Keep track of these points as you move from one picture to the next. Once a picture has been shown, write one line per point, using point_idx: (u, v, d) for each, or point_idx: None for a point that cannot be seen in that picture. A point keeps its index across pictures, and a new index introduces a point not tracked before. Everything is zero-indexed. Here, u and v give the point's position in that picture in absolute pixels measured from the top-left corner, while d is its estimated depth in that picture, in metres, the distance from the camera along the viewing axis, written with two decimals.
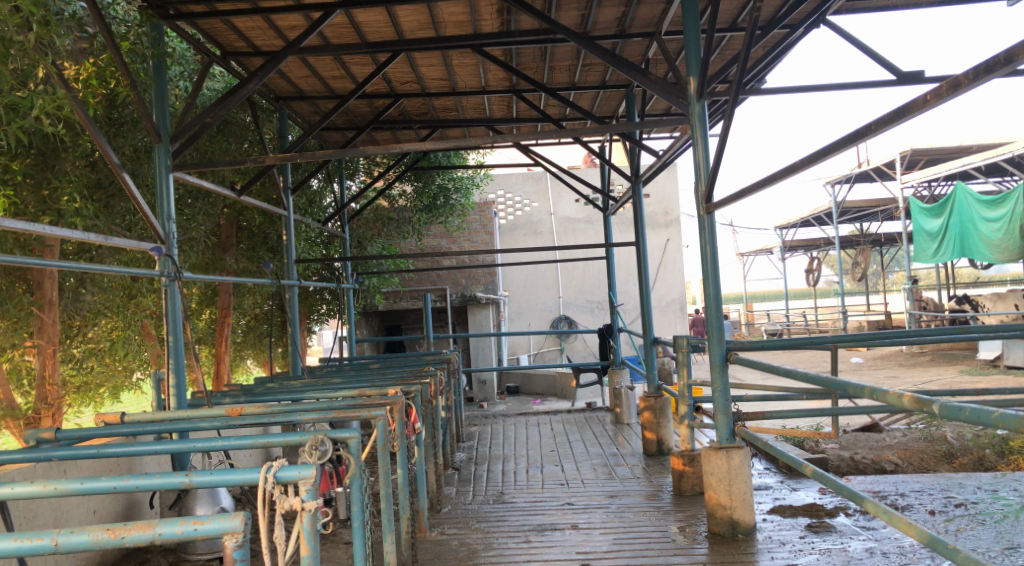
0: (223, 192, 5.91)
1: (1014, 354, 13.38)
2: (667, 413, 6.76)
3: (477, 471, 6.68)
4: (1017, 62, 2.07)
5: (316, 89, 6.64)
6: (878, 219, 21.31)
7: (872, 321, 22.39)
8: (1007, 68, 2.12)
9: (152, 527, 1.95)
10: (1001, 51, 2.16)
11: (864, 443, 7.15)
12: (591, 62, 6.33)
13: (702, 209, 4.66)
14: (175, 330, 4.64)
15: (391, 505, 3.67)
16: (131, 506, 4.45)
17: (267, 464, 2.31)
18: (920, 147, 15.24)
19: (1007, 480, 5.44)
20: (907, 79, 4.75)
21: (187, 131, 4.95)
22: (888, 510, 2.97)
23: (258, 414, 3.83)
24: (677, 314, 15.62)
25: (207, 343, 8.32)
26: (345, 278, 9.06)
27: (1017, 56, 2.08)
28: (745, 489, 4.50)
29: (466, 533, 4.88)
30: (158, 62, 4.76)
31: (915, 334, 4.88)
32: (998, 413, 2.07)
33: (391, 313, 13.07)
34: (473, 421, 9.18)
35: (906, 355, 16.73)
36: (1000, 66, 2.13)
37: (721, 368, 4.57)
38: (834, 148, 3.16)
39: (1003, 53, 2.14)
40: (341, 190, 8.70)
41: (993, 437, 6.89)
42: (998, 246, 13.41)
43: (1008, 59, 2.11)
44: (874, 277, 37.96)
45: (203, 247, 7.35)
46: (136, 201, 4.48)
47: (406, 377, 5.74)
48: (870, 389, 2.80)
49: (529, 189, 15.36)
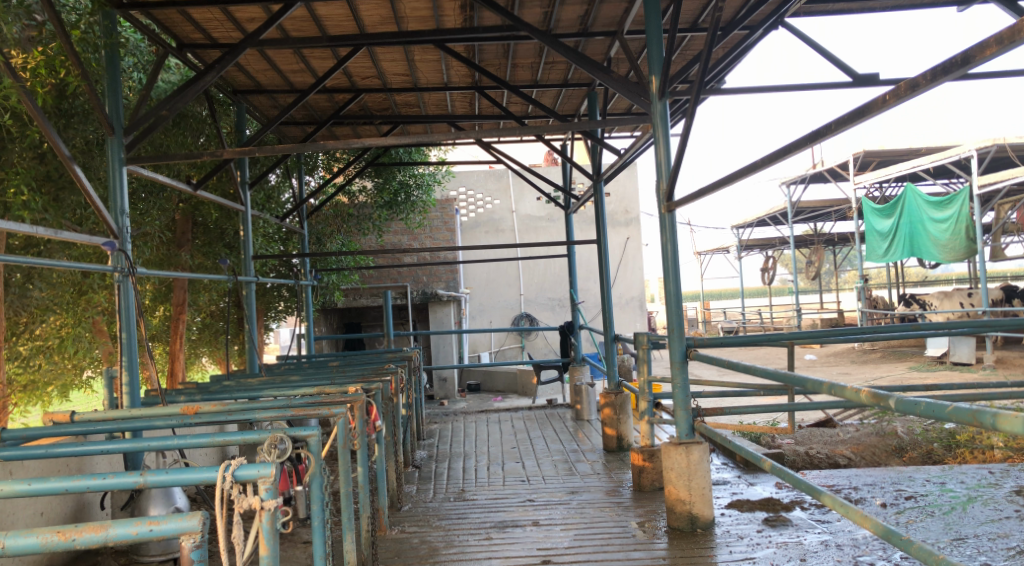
0: (178, 186, 5.78)
1: (960, 351, 13.80)
2: (627, 409, 6.80)
3: (438, 468, 6.65)
4: (974, 63, 2.12)
5: (275, 82, 6.53)
6: (832, 219, 21.75)
7: (824, 319, 22.85)
8: (963, 69, 2.17)
9: (105, 528, 1.89)
10: (959, 52, 2.20)
11: (818, 438, 7.29)
12: (554, 60, 6.34)
13: (663, 208, 4.68)
14: (128, 327, 4.52)
15: (351, 504, 3.62)
16: (81, 507, 4.32)
17: (225, 463, 2.26)
18: (873, 150, 15.58)
19: (954, 473, 5.60)
20: (862, 82, 4.84)
21: (142, 124, 4.82)
22: (844, 503, 3.03)
23: (215, 413, 3.76)
24: (636, 311, 15.77)
25: (161, 340, 8.15)
26: (304, 275, 8.94)
27: (975, 57, 2.13)
28: (704, 484, 4.54)
29: (426, 531, 4.86)
30: (111, 52, 4.62)
31: (869, 331, 4.99)
32: (952, 407, 2.12)
33: (350, 310, 12.96)
34: (434, 419, 9.14)
35: (858, 352, 17.13)
36: (958, 66, 2.18)
37: (681, 365, 4.61)
38: (792, 148, 3.20)
39: (961, 55, 2.19)
40: (300, 185, 8.59)
41: (941, 432, 7.09)
42: (945, 246, 13.84)
43: (966, 61, 2.16)
44: (827, 275, 38.79)
45: (158, 243, 7.19)
46: (87, 193, 4.35)
47: (367, 375, 5.69)
48: (828, 384, 2.85)
49: (490, 186, 15.36)
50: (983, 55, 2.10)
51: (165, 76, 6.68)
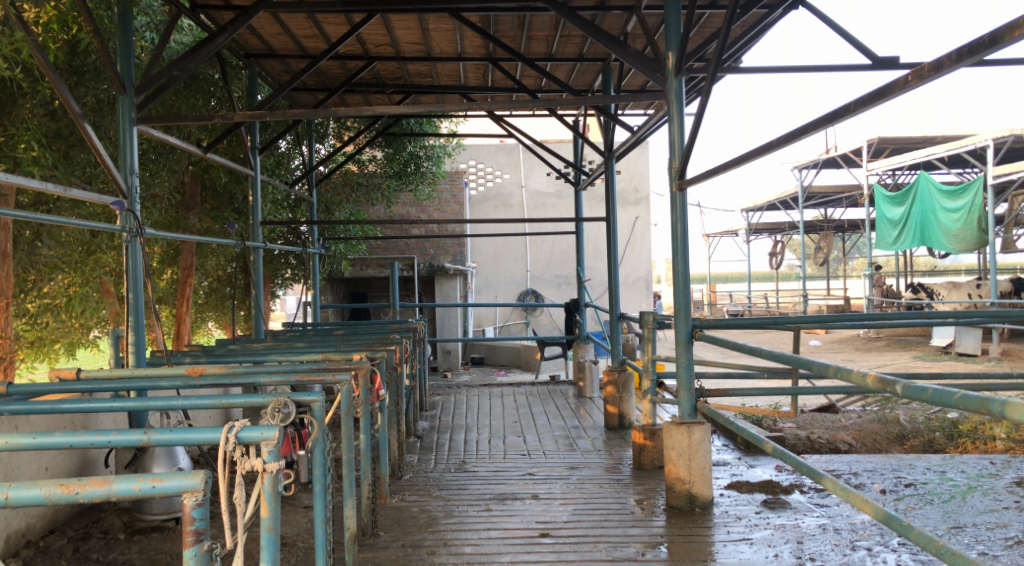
0: (189, 148, 5.74)
1: (966, 342, 13.75)
2: (630, 388, 6.81)
3: (439, 439, 6.68)
4: (1001, 44, 2.08)
5: (287, 47, 6.49)
6: (843, 205, 21.60)
7: (830, 305, 22.78)
8: (989, 50, 2.12)
9: (108, 483, 1.89)
10: (986, 32, 2.16)
11: (820, 423, 7.29)
12: (569, 33, 6.28)
13: (675, 186, 4.64)
14: (135, 287, 4.51)
15: (352, 471, 3.63)
16: (84, 464, 4.36)
17: (228, 424, 2.26)
18: (888, 136, 15.42)
19: (955, 462, 5.60)
20: (881, 65, 4.77)
21: (153, 84, 4.78)
22: (845, 487, 3.02)
23: (220, 375, 3.78)
24: (642, 290, 15.74)
25: (168, 302, 8.17)
26: (311, 243, 8.94)
27: (1003, 38, 2.08)
28: (704, 464, 4.55)
29: (426, 501, 4.89)
30: (124, 10, 4.56)
31: (876, 317, 4.96)
32: (960, 394, 2.10)
33: (357, 280, 12.98)
34: (437, 391, 9.17)
35: (863, 339, 17.10)
36: (984, 47, 2.13)
37: (686, 345, 4.60)
38: (808, 128, 3.15)
39: (987, 36, 2.14)
40: (310, 152, 8.56)
41: (943, 421, 7.08)
42: (957, 236, 13.74)
43: (992, 41, 2.11)
44: (835, 262, 38.66)
45: (166, 205, 7.18)
46: (97, 151, 4.33)
47: (372, 344, 5.71)
48: (834, 367, 2.84)
49: (500, 160, 15.29)
50: (1012, 35, 2.05)
51: (178, 38, 6.63)
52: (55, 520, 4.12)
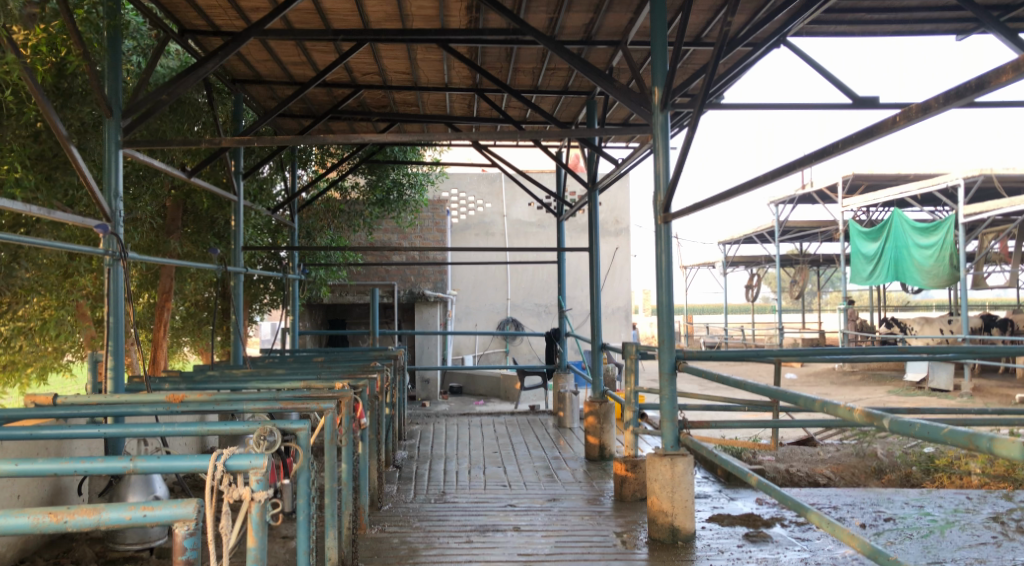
0: (173, 173, 5.71)
1: (939, 377, 13.93)
2: (611, 418, 6.80)
3: (418, 469, 6.63)
4: (989, 88, 2.14)
5: (274, 74, 6.50)
6: (818, 240, 21.92)
7: (806, 338, 23.00)
8: (977, 94, 2.18)
9: (98, 511, 1.85)
10: (973, 76, 2.22)
11: (799, 456, 7.33)
12: (555, 66, 6.36)
13: (660, 218, 4.69)
14: (116, 312, 4.45)
15: (335, 500, 3.57)
16: (57, 491, 4.26)
17: (216, 452, 2.23)
18: (862, 174, 15.72)
19: (932, 496, 5.65)
20: (862, 104, 4.88)
21: (140, 108, 4.76)
22: (832, 522, 3.03)
23: (202, 402, 3.73)
24: (621, 321, 15.80)
25: (146, 326, 8.05)
26: (292, 269, 8.89)
27: (991, 82, 2.14)
28: (687, 496, 4.54)
29: (406, 532, 4.83)
30: (113, 33, 4.54)
31: (855, 351, 5.02)
32: (947, 429, 2.12)
33: (335, 307, 12.90)
34: (416, 420, 9.10)
35: (838, 373, 17.26)
36: (972, 91, 2.19)
37: (669, 376, 4.61)
38: (794, 165, 3.20)
39: (975, 80, 2.20)
40: (293, 178, 8.55)
41: (919, 455, 7.15)
42: (929, 272, 13.96)
43: (980, 85, 2.17)
44: (809, 296, 39.07)
45: (147, 228, 7.12)
46: (82, 174, 4.30)
47: (353, 372, 5.66)
48: (821, 401, 2.85)
49: (482, 189, 15.36)
50: (999, 80, 2.11)
51: (164, 62, 6.63)
52: (24, 550, 4.02)
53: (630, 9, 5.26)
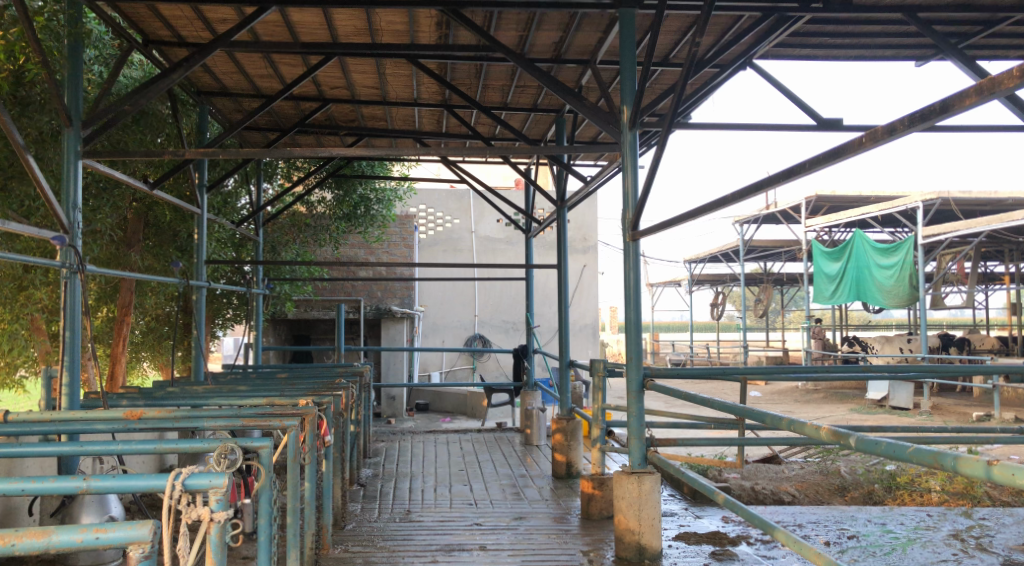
0: (135, 184, 5.59)
1: (899, 395, 14.18)
2: (578, 436, 6.78)
3: (383, 487, 6.53)
4: (954, 111, 2.17)
5: (240, 86, 6.43)
6: (782, 259, 22.23)
7: (770, 356, 23.27)
8: (941, 117, 2.21)
9: (48, 534, 1.74)
10: (937, 100, 2.25)
11: (764, 474, 7.37)
12: (525, 84, 6.38)
13: (628, 237, 4.70)
14: (73, 326, 4.33)
15: (297, 520, 3.48)
16: (6, 513, 4.08)
17: (175, 471, 2.14)
18: (825, 194, 16.00)
19: (895, 514, 5.71)
20: (826, 126, 4.96)
21: (101, 118, 4.67)
22: (799, 540, 3.02)
23: (161, 419, 3.66)
24: (588, 338, 15.82)
25: (103, 341, 7.87)
26: (256, 283, 8.75)
27: (955, 106, 2.17)
28: (654, 515, 4.53)
29: (370, 552, 4.74)
30: (74, 42, 4.45)
31: (819, 369, 5.06)
32: (913, 448, 2.13)
33: (300, 322, 12.74)
34: (381, 437, 8.98)
35: (801, 391, 17.46)
36: (936, 114, 2.22)
37: (637, 394, 4.60)
38: (760, 185, 3.22)
39: (939, 103, 2.24)
40: (258, 192, 8.43)
41: (881, 473, 7.24)
42: (890, 292, 14.21)
43: (945, 108, 2.20)
44: (773, 314, 39.57)
45: (106, 242, 6.98)
46: (39, 184, 4.19)
47: (318, 389, 5.57)
48: (787, 419, 2.86)
49: (450, 205, 15.32)
50: (963, 104, 2.15)
51: (127, 72, 6.52)
52: None
53: (599, 29, 5.30)
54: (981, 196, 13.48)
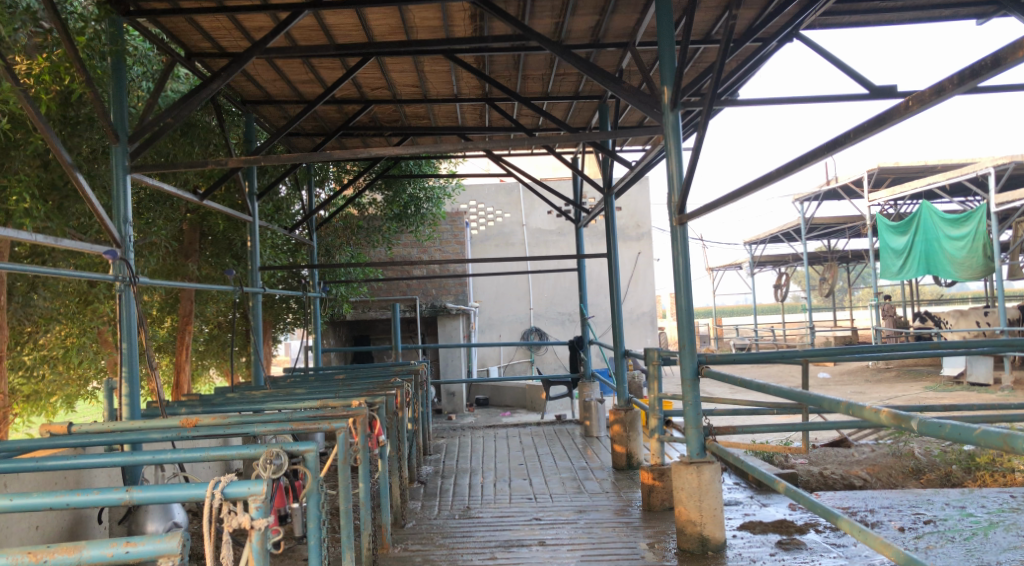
0: (186, 196, 5.70)
1: (977, 371, 13.58)
2: (637, 427, 6.66)
3: (443, 484, 6.54)
4: (1007, 64, 2.01)
5: (284, 93, 6.51)
6: (846, 236, 21.53)
7: (838, 336, 22.61)
8: (995, 71, 2.06)
9: (79, 549, 1.85)
10: (988, 54, 2.10)
11: (833, 458, 7.13)
12: (565, 72, 6.28)
13: (674, 220, 4.56)
14: (129, 337, 4.42)
15: (351, 521, 3.48)
16: (77, 522, 4.21)
17: (214, 479, 2.16)
18: (888, 166, 15.39)
19: (974, 496, 5.44)
20: (879, 94, 4.73)
21: (147, 132, 4.78)
22: (863, 529, 2.86)
23: (214, 426, 3.68)
24: (647, 326, 15.61)
25: (168, 351, 8.09)
26: (312, 287, 8.89)
27: (1006, 59, 2.02)
28: (716, 505, 4.40)
29: (430, 550, 4.75)
30: (117, 59, 4.56)
31: (885, 348, 4.84)
32: (980, 430, 1.98)
33: (359, 323, 12.91)
34: (441, 434, 9.02)
35: (872, 371, 16.90)
36: (987, 69, 2.07)
37: (692, 382, 4.47)
38: (807, 158, 3.06)
39: (989, 57, 2.08)
40: (309, 197, 8.55)
41: (960, 454, 6.91)
42: (962, 264, 13.63)
43: (995, 63, 2.05)
44: (840, 293, 38.49)
45: (164, 253, 7.16)
46: (90, 201, 4.30)
47: (372, 388, 5.62)
48: (845, 403, 2.71)
49: (501, 200, 15.32)
50: (1015, 56, 1.99)
51: (174, 86, 6.69)
52: None
53: (636, 10, 5.17)
54: None
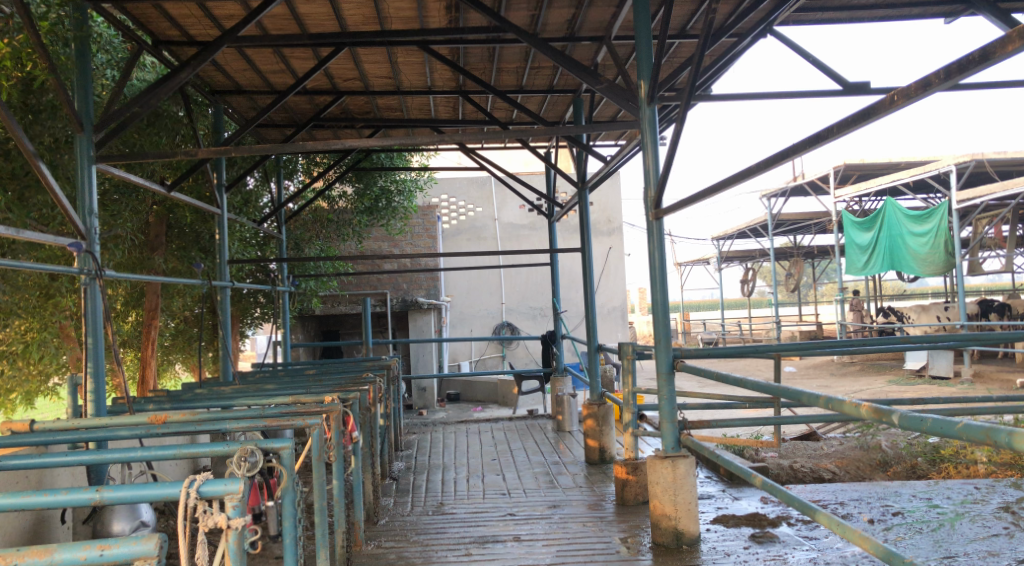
0: (153, 187, 5.55)
1: (939, 365, 13.84)
2: (610, 421, 6.67)
3: (416, 480, 6.50)
4: (996, 58, 2.03)
5: (254, 83, 6.39)
6: (812, 232, 21.81)
7: (803, 331, 22.92)
8: (983, 65, 2.07)
9: (50, 553, 1.80)
10: (975, 48, 2.11)
11: (802, 452, 7.22)
12: (539, 65, 6.25)
13: (651, 215, 4.56)
14: (95, 332, 4.30)
15: (326, 519, 3.42)
16: (40, 523, 4.10)
17: (189, 478, 2.11)
18: (853, 163, 15.62)
19: (940, 488, 5.53)
20: (852, 90, 4.78)
21: (113, 121, 4.65)
22: (842, 523, 2.88)
23: (184, 422, 3.58)
24: (618, 321, 15.67)
25: (133, 346, 7.92)
26: (281, 281, 8.77)
27: (995, 53, 2.03)
28: (690, 499, 4.42)
29: (404, 546, 4.70)
30: (81, 46, 4.43)
31: (856, 342, 4.90)
32: (962, 424, 1.99)
33: (328, 318, 12.78)
34: (412, 430, 8.95)
35: (837, 365, 17.17)
36: (975, 63, 2.09)
37: (667, 376, 4.48)
38: (789, 153, 3.07)
39: (978, 52, 2.10)
40: (278, 190, 8.42)
41: (925, 446, 7.03)
42: (925, 260, 13.88)
43: (985, 57, 2.06)
44: (805, 289, 39.07)
45: (129, 246, 7.01)
46: (53, 192, 4.16)
47: (344, 384, 5.55)
48: (824, 398, 2.72)
49: (472, 194, 15.26)
50: (1004, 50, 2.00)
51: (140, 75, 6.54)
52: None
53: (612, 3, 5.15)
54: (1016, 156, 13.06)
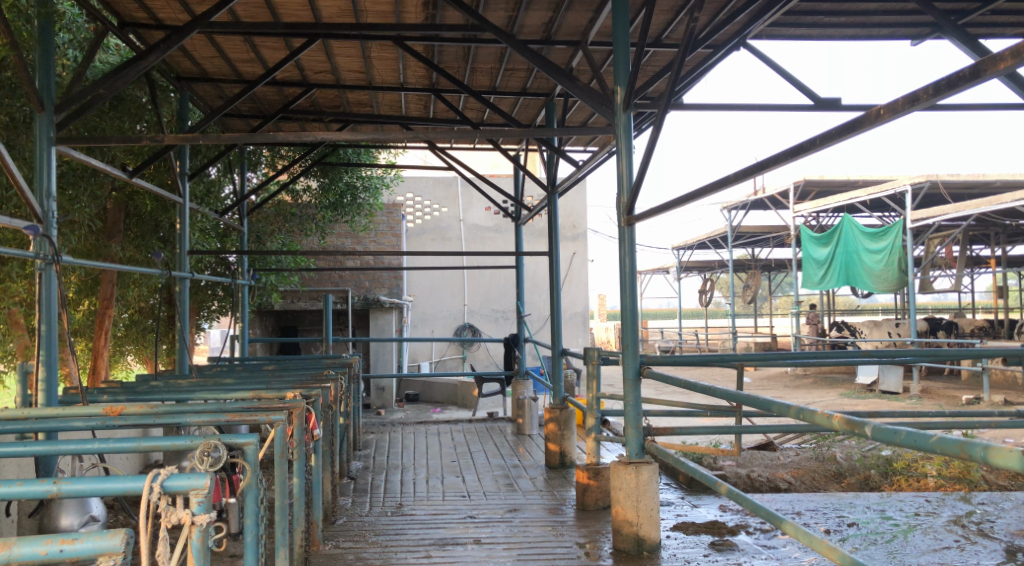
0: (113, 172, 5.38)
1: (889, 380, 14.16)
2: (571, 425, 6.66)
3: (374, 480, 6.41)
4: (987, 75, 2.07)
5: (221, 71, 6.25)
6: (770, 245, 22.15)
7: (759, 342, 23.29)
8: (974, 82, 2.11)
9: (8, 547, 1.70)
10: (966, 66, 2.15)
11: (759, 461, 7.31)
12: (514, 67, 6.23)
13: (623, 221, 4.56)
14: (49, 319, 4.15)
15: (287, 518, 3.35)
16: None
17: (153, 472, 2.03)
18: (813, 179, 15.91)
19: (893, 500, 5.64)
20: (824, 105, 4.85)
21: (75, 102, 4.51)
22: (808, 533, 2.90)
23: (142, 415, 3.47)
24: (579, 326, 15.73)
25: (84, 335, 7.68)
26: (241, 274, 8.60)
27: (986, 71, 2.07)
28: (652, 506, 4.42)
29: (362, 547, 4.63)
30: (44, 23, 4.28)
31: (817, 355, 4.97)
32: (936, 437, 2.01)
33: (287, 313, 12.59)
34: (370, 429, 8.84)
35: (791, 377, 17.49)
36: (966, 80, 2.13)
37: (633, 382, 4.49)
38: (766, 164, 3.09)
39: (968, 69, 2.14)
40: (242, 181, 8.25)
41: (878, 458, 7.16)
42: (879, 276, 14.17)
43: (975, 74, 2.10)
44: (760, 301, 39.69)
45: (85, 232, 6.79)
46: (9, 171, 4.00)
47: (305, 380, 5.46)
48: (794, 408, 2.74)
49: (438, 193, 15.17)
50: (996, 68, 2.03)
51: (103, 56, 6.36)
52: None
53: (590, 8, 5.16)
54: (970, 178, 13.43)
